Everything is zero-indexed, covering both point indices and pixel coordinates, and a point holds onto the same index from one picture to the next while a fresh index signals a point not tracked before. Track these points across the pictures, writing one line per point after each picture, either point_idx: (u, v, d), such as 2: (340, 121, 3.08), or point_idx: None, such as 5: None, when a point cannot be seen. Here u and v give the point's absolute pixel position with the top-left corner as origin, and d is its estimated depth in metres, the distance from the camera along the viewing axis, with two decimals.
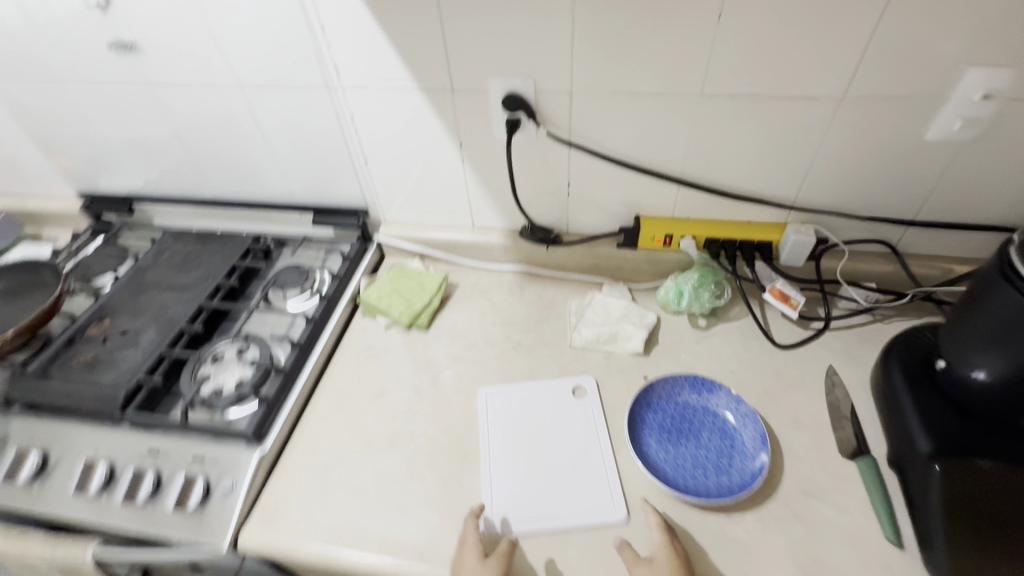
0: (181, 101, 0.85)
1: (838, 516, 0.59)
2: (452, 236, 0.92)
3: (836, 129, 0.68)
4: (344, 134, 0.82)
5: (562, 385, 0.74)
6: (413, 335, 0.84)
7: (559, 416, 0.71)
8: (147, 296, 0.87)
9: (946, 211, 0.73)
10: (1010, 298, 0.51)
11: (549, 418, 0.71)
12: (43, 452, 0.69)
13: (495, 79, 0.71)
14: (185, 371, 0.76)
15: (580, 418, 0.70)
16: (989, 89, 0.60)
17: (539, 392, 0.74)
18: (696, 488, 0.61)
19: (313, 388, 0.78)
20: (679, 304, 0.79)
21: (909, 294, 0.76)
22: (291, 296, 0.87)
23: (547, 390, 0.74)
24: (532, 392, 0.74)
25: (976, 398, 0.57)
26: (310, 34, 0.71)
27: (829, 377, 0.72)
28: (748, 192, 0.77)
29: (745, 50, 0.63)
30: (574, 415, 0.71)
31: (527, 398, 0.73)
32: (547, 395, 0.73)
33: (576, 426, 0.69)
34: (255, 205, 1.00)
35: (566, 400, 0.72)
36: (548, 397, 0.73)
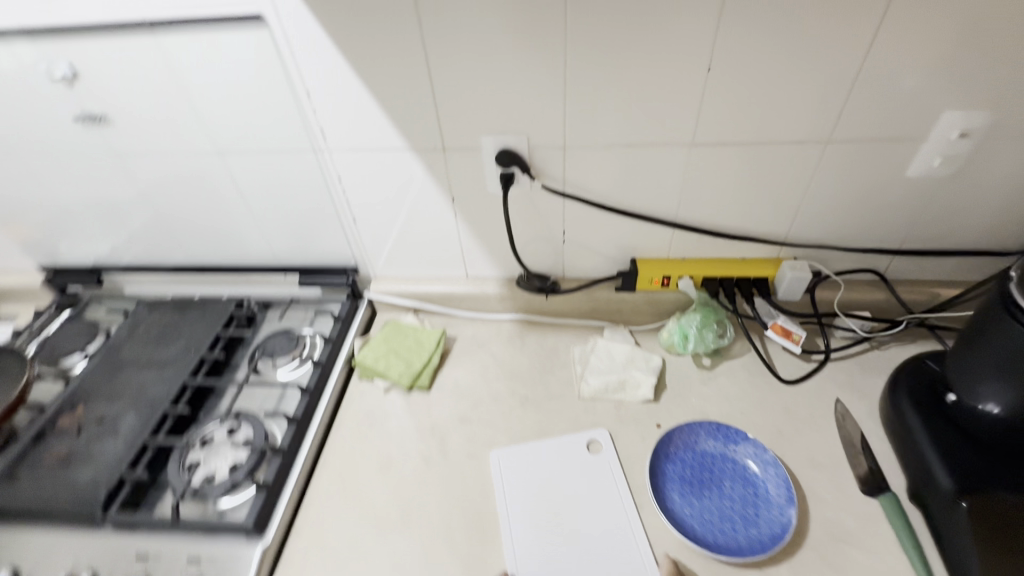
0: (156, 169, 0.81)
1: (870, 560, 0.58)
2: (446, 289, 0.91)
3: (823, 170, 0.70)
4: (332, 195, 0.80)
5: (576, 440, 0.72)
6: (414, 397, 0.81)
7: (577, 475, 0.68)
8: (124, 377, 0.81)
9: (928, 239, 0.76)
10: (1013, 332, 0.53)
11: (566, 478, 0.68)
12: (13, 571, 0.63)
13: (487, 136, 0.70)
14: (172, 460, 0.71)
15: (597, 475, 0.68)
16: (965, 128, 0.64)
17: (553, 450, 0.71)
18: (727, 544, 0.60)
19: (314, 465, 0.74)
20: (684, 347, 0.79)
21: (903, 321, 0.78)
22: (281, 364, 0.83)
23: (561, 447, 0.71)
24: (546, 451, 0.71)
25: (989, 430, 0.57)
26: (296, 100, 0.69)
27: (839, 411, 0.72)
28: (741, 231, 0.78)
29: (734, 101, 0.64)
30: (592, 472, 0.68)
31: (542, 457, 0.71)
32: (562, 453, 0.71)
33: (595, 484, 0.67)
34: (236, 268, 0.96)
35: (582, 456, 0.70)
36: (563, 454, 0.71)
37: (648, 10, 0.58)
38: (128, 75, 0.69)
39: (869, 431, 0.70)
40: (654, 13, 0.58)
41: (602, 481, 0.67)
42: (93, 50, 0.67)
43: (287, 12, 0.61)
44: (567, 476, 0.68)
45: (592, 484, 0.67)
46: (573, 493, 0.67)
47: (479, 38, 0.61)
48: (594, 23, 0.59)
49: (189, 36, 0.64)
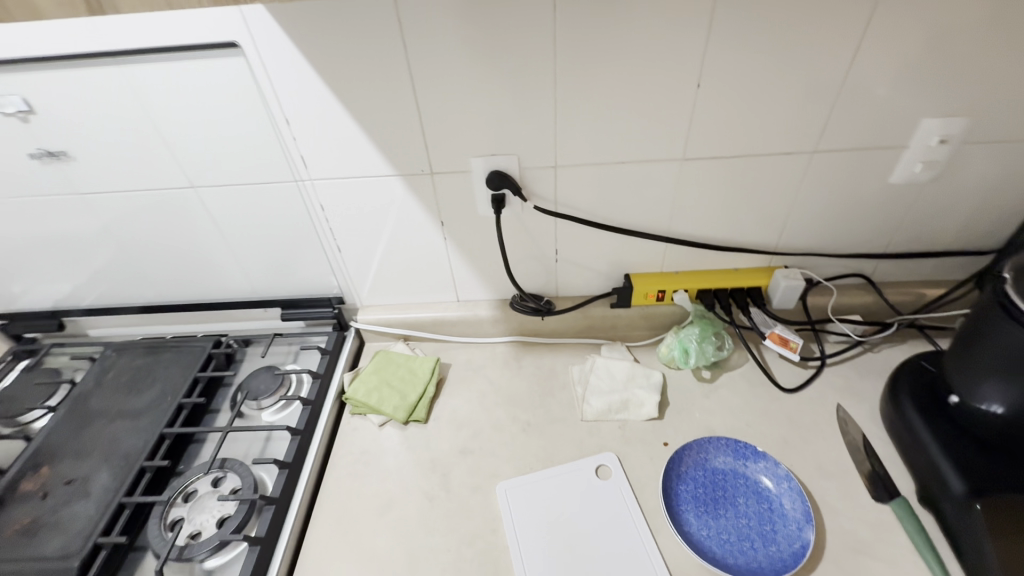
0: (124, 206, 0.77)
1: (890, 569, 0.57)
2: (437, 314, 0.88)
3: (811, 179, 0.71)
4: (315, 225, 0.78)
5: (585, 466, 0.70)
6: (411, 430, 0.77)
7: (589, 503, 0.66)
8: (94, 431, 0.75)
9: (911, 242, 0.78)
10: (1011, 331, 0.54)
11: (578, 507, 0.66)
12: None
13: (477, 159, 0.69)
14: (152, 519, 0.65)
15: (610, 503, 0.65)
16: (945, 135, 0.66)
17: (562, 478, 0.69)
18: (748, 565, 0.58)
19: (309, 512, 0.69)
20: (686, 362, 0.78)
21: (894, 323, 0.79)
22: (267, 405, 0.78)
23: (569, 475, 0.69)
24: (554, 480, 0.69)
25: (994, 430, 0.58)
26: (275, 129, 0.66)
27: (841, 416, 0.73)
28: (733, 242, 0.79)
29: (724, 115, 0.64)
30: (604, 499, 0.66)
31: (551, 486, 0.68)
32: (571, 480, 0.68)
33: (607, 511, 0.65)
34: (212, 304, 0.91)
35: (593, 483, 0.68)
36: (573, 482, 0.68)
37: (637, 28, 0.57)
38: (91, 109, 0.65)
39: (873, 436, 0.70)
40: (643, 32, 0.58)
41: (615, 509, 0.65)
42: (52, 84, 0.63)
43: (264, 39, 0.58)
44: (578, 504, 0.66)
45: (605, 511, 0.65)
46: (585, 523, 0.64)
47: (467, 61, 0.60)
48: (583, 43, 0.58)
49: (158, 67, 0.61)
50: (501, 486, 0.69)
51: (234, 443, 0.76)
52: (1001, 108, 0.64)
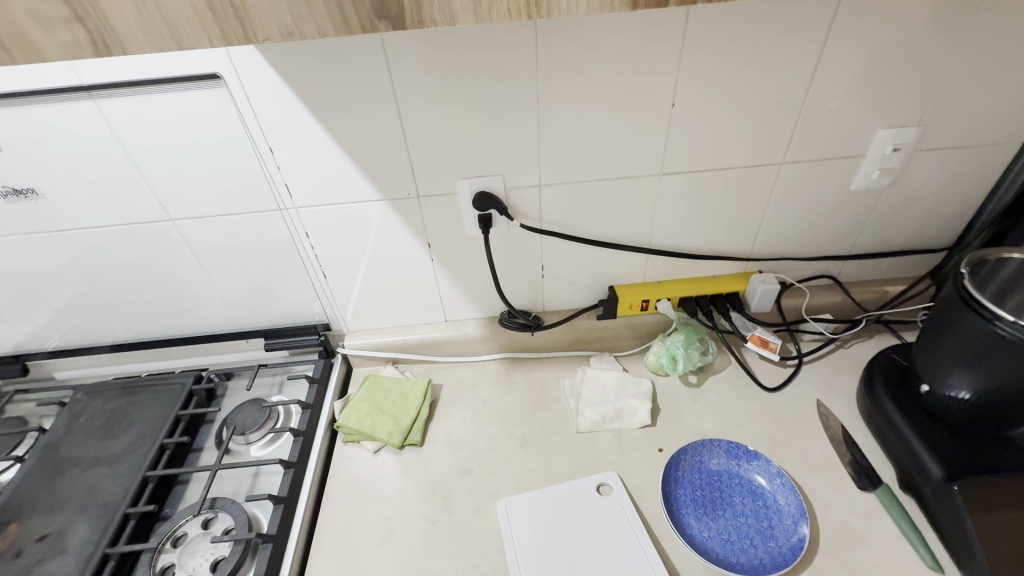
0: (96, 241, 0.74)
1: (882, 555, 0.60)
2: (426, 335, 0.88)
3: (781, 188, 0.75)
4: (300, 253, 0.77)
5: (586, 479, 0.70)
6: (407, 454, 0.77)
7: (592, 516, 0.66)
8: (68, 480, 0.71)
9: (872, 243, 0.84)
10: (972, 323, 0.58)
11: (579, 521, 0.65)
12: None
13: (463, 181, 0.70)
14: (139, 569, 0.62)
15: (610, 515, 0.66)
16: (897, 143, 0.71)
17: (564, 493, 0.69)
18: (750, 562, 0.60)
19: (306, 547, 0.67)
20: (674, 369, 0.81)
21: (862, 319, 0.84)
22: (256, 439, 0.76)
23: (569, 491, 0.69)
24: (554, 495, 0.69)
25: (963, 415, 0.62)
26: (259, 159, 0.66)
27: (822, 411, 0.76)
28: (710, 251, 0.82)
29: (698, 132, 0.68)
30: (607, 512, 0.66)
31: (553, 502, 0.68)
32: (573, 495, 0.69)
33: (611, 523, 0.65)
34: (190, 338, 0.88)
35: (594, 496, 0.68)
36: (574, 496, 0.68)
37: (615, 52, 0.60)
38: (64, 146, 0.63)
39: (853, 428, 0.74)
40: (621, 54, 0.60)
41: (618, 520, 0.65)
42: (20, 120, 0.60)
43: (246, 69, 0.58)
44: (581, 518, 0.66)
45: (609, 525, 0.65)
46: (590, 537, 0.64)
47: (452, 88, 0.61)
48: (564, 67, 0.61)
49: (136, 101, 0.60)
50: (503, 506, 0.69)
51: (222, 481, 0.73)
52: (945, 117, 0.69)
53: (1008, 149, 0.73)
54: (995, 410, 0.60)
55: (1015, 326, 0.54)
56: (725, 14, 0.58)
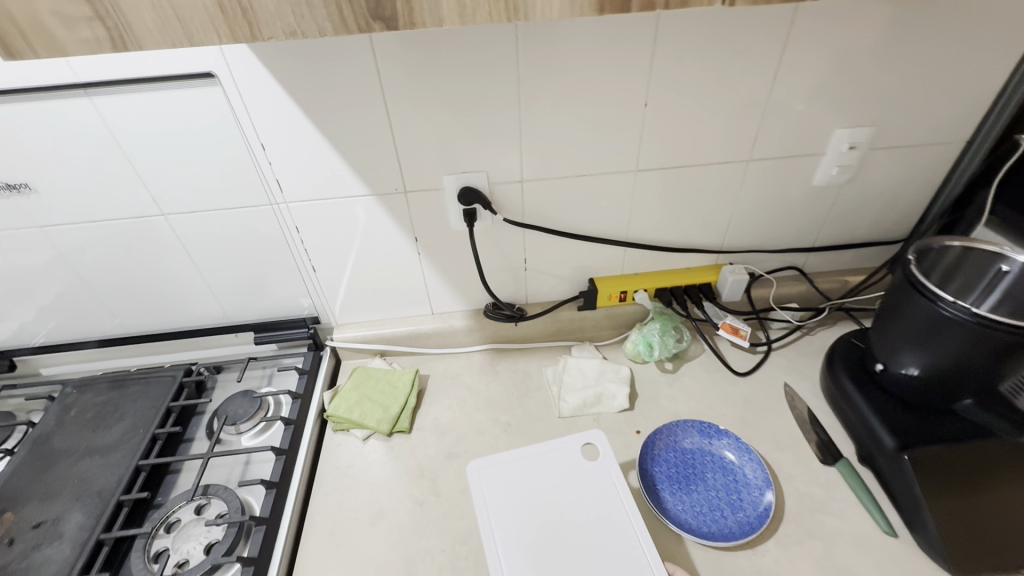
0: (86, 236, 0.75)
1: (841, 522, 0.65)
2: (413, 328, 0.90)
3: (748, 183, 0.80)
4: (289, 247, 0.80)
5: (569, 440, 0.72)
6: (396, 441, 0.79)
7: (573, 473, 0.69)
8: (61, 470, 0.72)
9: (835, 235, 0.89)
10: (919, 304, 0.63)
11: (560, 480, 0.68)
12: None
13: (449, 176, 0.73)
14: (134, 552, 0.64)
15: (591, 476, 0.68)
16: (853, 142, 0.76)
17: (546, 452, 0.71)
18: (720, 531, 0.64)
19: (298, 529, 0.69)
20: (650, 355, 0.85)
21: (825, 308, 0.89)
22: (246, 429, 0.78)
23: (556, 451, 0.71)
24: (539, 454, 0.71)
25: (914, 391, 0.67)
26: (250, 155, 0.68)
27: (788, 392, 0.81)
28: (684, 243, 0.87)
29: (670, 131, 0.72)
30: (588, 469, 0.69)
31: (537, 463, 0.70)
32: (554, 454, 0.71)
33: (591, 479, 0.68)
34: (179, 333, 0.90)
35: (575, 454, 0.71)
36: (558, 456, 0.71)
37: (590, 54, 0.64)
38: (59, 142, 0.65)
39: (817, 408, 0.79)
40: (596, 56, 0.64)
41: (599, 475, 0.68)
42: (16, 117, 0.62)
43: (239, 68, 0.61)
44: (563, 476, 0.69)
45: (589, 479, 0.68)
46: (571, 492, 0.67)
47: (438, 88, 0.65)
48: (544, 67, 0.64)
49: (132, 97, 0.62)
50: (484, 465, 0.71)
51: (213, 469, 0.75)
52: (896, 118, 0.75)
53: (953, 149, 0.80)
54: (942, 384, 0.65)
55: (955, 305, 0.59)
56: (692, 19, 0.62)
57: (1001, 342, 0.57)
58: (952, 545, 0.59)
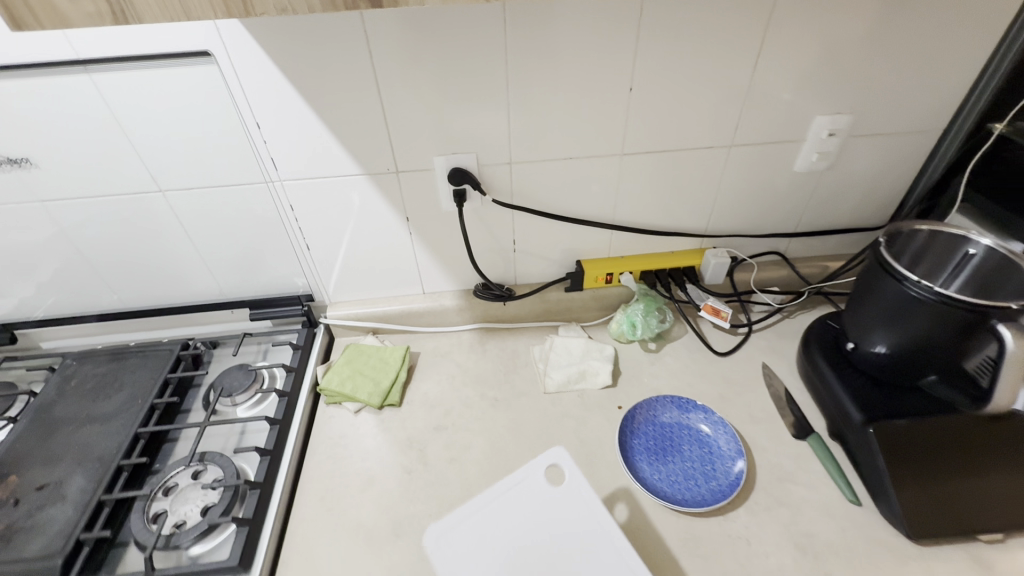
0: (85, 212, 0.77)
1: (808, 491, 0.69)
2: (405, 306, 0.93)
3: (731, 168, 0.82)
4: (284, 225, 0.82)
5: (530, 468, 0.68)
6: (387, 413, 0.82)
7: (544, 500, 0.65)
8: (63, 437, 0.75)
9: (816, 221, 0.92)
10: (888, 284, 0.66)
11: (536, 517, 0.64)
12: None
13: (439, 157, 0.75)
14: (134, 513, 0.67)
15: (567, 501, 0.65)
16: (833, 129, 0.79)
17: (508, 491, 0.66)
18: (693, 498, 0.68)
19: (291, 495, 0.73)
20: (633, 334, 0.88)
21: (805, 292, 0.92)
22: (242, 401, 0.81)
23: (518, 487, 0.67)
24: (502, 499, 0.66)
25: (883, 368, 0.71)
26: (246, 132, 0.70)
27: (765, 371, 0.84)
28: (669, 227, 0.89)
29: (654, 115, 0.75)
30: (558, 491, 0.67)
31: (502, 507, 0.65)
32: (518, 489, 0.67)
33: (565, 500, 0.66)
34: (176, 308, 0.92)
35: (540, 480, 0.68)
36: (524, 492, 0.66)
37: (576, 38, 0.66)
38: (60, 117, 0.67)
39: (792, 386, 0.82)
40: (582, 41, 0.66)
41: (571, 495, 0.66)
42: (17, 92, 0.64)
43: (235, 46, 0.62)
44: (537, 507, 0.65)
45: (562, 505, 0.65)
46: (552, 523, 0.63)
47: (429, 69, 0.67)
48: (531, 50, 0.66)
49: (130, 74, 0.64)
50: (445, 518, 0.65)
51: (210, 438, 0.78)
52: (874, 105, 0.77)
53: (931, 136, 0.82)
54: (908, 361, 0.68)
55: (920, 285, 0.62)
56: (675, 5, 0.64)
57: (961, 320, 0.60)
58: (910, 512, 0.62)
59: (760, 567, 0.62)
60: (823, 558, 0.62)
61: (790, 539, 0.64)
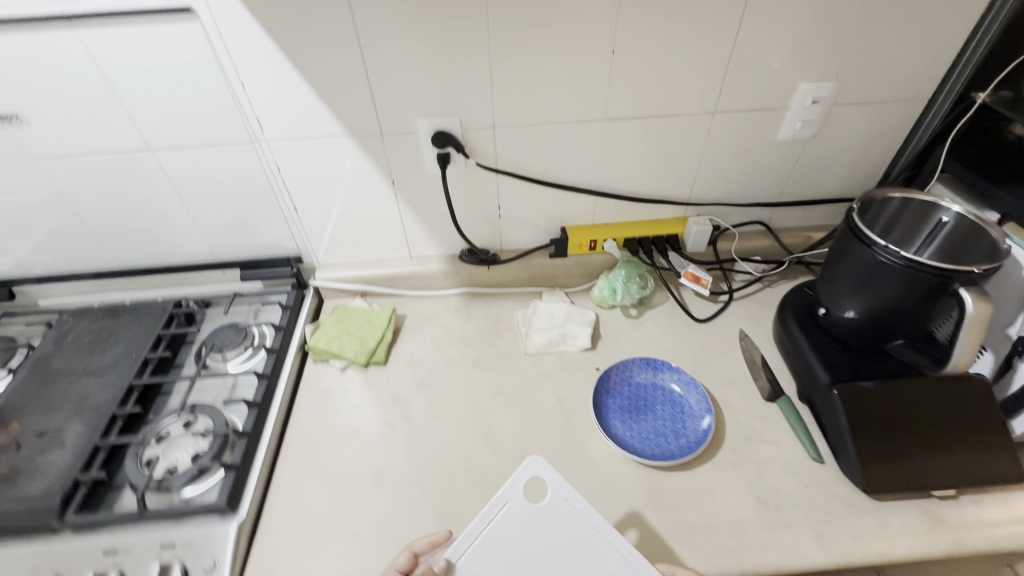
0: (77, 170, 0.79)
1: (774, 449, 0.72)
2: (392, 270, 0.95)
3: (715, 135, 0.83)
4: (272, 186, 0.83)
5: (508, 491, 0.63)
6: (372, 372, 0.85)
7: (531, 522, 0.62)
8: (61, 387, 0.78)
9: (800, 191, 0.92)
10: (858, 251, 0.67)
11: (528, 543, 0.61)
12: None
13: (423, 120, 0.76)
14: (128, 458, 0.70)
15: (555, 515, 0.62)
16: (816, 96, 0.79)
17: (490, 525, 0.62)
18: (662, 454, 0.71)
19: (278, 444, 0.76)
20: (613, 300, 0.90)
21: (786, 261, 0.93)
22: (233, 356, 0.84)
23: (500, 516, 0.62)
24: (488, 536, 0.61)
25: (851, 333, 0.73)
26: (230, 91, 0.71)
27: (742, 338, 0.86)
28: (653, 195, 0.90)
29: (637, 80, 0.75)
30: (542, 507, 0.63)
31: (489, 544, 0.61)
32: (501, 517, 0.62)
33: (552, 514, 0.62)
34: (169, 269, 0.94)
35: (520, 498, 0.63)
36: (508, 520, 0.62)
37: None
38: (48, 74, 0.68)
39: (767, 352, 0.84)
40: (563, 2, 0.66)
41: (556, 506, 0.62)
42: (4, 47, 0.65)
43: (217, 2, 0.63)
44: (526, 531, 0.61)
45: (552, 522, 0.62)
46: (546, 542, 0.61)
47: (411, 29, 0.67)
48: (512, 11, 0.67)
49: (115, 30, 0.64)
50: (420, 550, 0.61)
51: (201, 391, 0.81)
52: (858, 72, 0.77)
53: (916, 105, 0.82)
54: (875, 326, 0.70)
55: (889, 251, 0.63)
56: None
57: (926, 284, 0.62)
58: (868, 467, 0.65)
59: (722, 517, 0.65)
60: (783, 510, 0.65)
61: (752, 493, 0.67)
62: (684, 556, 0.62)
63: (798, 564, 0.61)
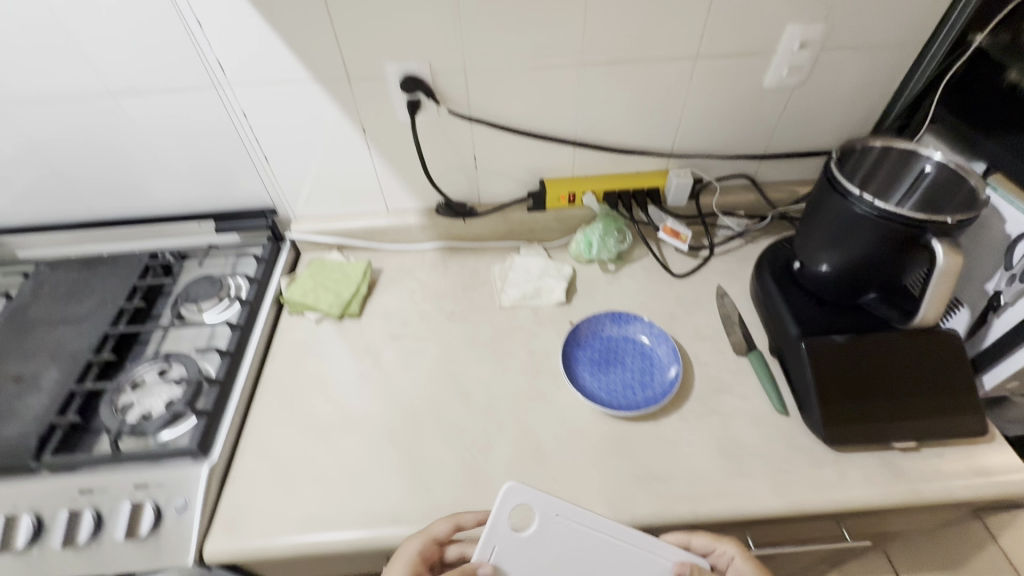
0: (39, 116, 0.77)
1: (740, 401, 0.72)
2: (369, 223, 0.94)
3: (698, 82, 0.79)
4: (239, 134, 0.81)
5: (494, 531, 0.57)
6: (347, 324, 0.85)
7: (531, 554, 0.57)
8: (37, 335, 0.79)
9: (787, 144, 0.89)
10: (834, 202, 0.65)
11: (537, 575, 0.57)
12: (36, 513, 0.63)
13: (391, 64, 0.73)
14: (103, 404, 0.72)
15: (555, 538, 0.58)
16: (805, 39, 0.75)
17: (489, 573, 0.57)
18: (627, 404, 0.71)
19: (252, 393, 0.77)
20: (590, 254, 0.89)
21: (769, 216, 0.92)
22: (208, 307, 0.84)
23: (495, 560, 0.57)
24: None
25: (825, 287, 0.72)
26: (187, 30, 0.68)
27: (719, 293, 0.85)
28: (634, 146, 0.87)
29: (614, 21, 0.71)
30: (535, 534, 0.58)
31: None
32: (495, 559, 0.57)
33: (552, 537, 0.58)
34: (143, 220, 0.93)
35: (505, 533, 0.58)
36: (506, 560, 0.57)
37: None
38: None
39: (743, 307, 0.84)
40: None
41: (552, 527, 0.58)
42: None
43: None
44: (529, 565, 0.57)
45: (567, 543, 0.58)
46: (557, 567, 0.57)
47: None
48: None
49: None
50: (466, 525, 0.59)
51: (177, 341, 0.82)
52: (850, 12, 0.73)
53: (912, 50, 0.78)
54: (848, 280, 0.69)
55: (865, 201, 0.62)
56: None
57: (900, 236, 0.60)
58: (830, 419, 0.66)
59: (683, 466, 0.66)
60: (744, 460, 0.66)
61: (714, 443, 0.68)
62: (643, 501, 0.63)
63: (754, 510, 0.62)
